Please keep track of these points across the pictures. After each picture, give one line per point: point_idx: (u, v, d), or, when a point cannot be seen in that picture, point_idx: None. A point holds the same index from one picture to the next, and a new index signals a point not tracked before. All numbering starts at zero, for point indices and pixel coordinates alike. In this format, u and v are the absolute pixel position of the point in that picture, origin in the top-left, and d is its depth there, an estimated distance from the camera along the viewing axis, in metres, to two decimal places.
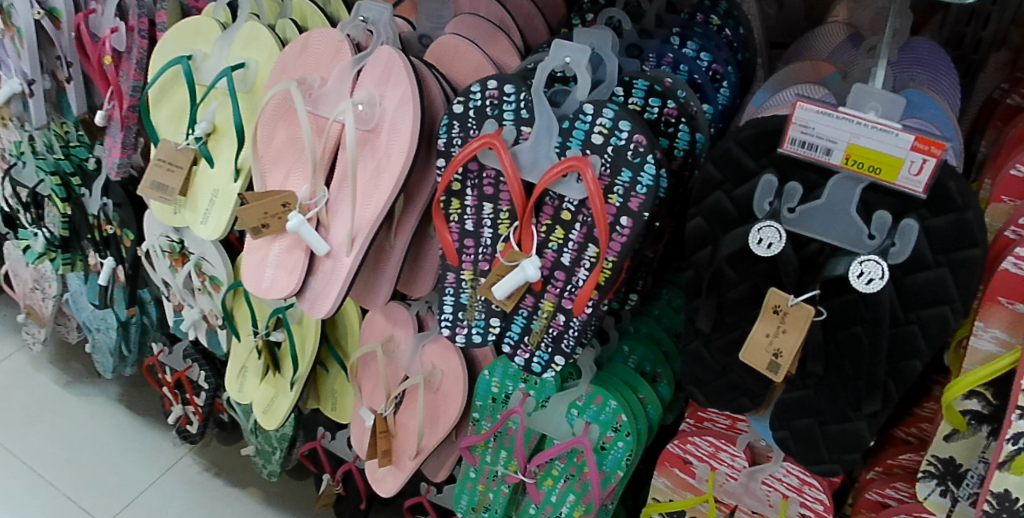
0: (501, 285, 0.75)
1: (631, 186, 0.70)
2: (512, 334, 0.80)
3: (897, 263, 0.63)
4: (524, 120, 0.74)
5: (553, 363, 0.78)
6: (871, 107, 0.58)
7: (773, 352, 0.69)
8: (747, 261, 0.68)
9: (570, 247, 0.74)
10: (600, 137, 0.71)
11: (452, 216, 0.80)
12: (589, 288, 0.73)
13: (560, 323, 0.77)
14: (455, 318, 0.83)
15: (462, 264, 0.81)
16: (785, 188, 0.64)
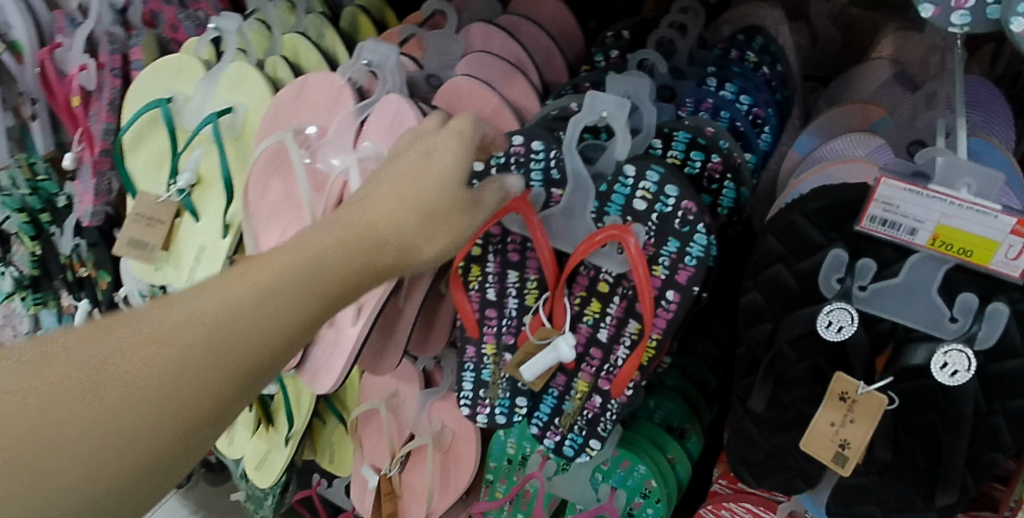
0: (531, 366, 0.67)
1: (679, 257, 0.62)
2: (540, 415, 0.74)
3: (982, 351, 0.55)
4: (555, 182, 0.67)
5: (587, 449, 0.72)
6: (963, 182, 0.51)
7: (839, 443, 0.62)
8: (810, 342, 0.61)
9: (608, 323, 0.67)
10: (643, 202, 0.63)
11: (473, 284, 0.72)
12: (631, 369, 0.65)
13: (596, 405, 0.70)
14: (474, 397, 0.76)
15: (483, 336, 0.73)
16: (858, 264, 0.57)
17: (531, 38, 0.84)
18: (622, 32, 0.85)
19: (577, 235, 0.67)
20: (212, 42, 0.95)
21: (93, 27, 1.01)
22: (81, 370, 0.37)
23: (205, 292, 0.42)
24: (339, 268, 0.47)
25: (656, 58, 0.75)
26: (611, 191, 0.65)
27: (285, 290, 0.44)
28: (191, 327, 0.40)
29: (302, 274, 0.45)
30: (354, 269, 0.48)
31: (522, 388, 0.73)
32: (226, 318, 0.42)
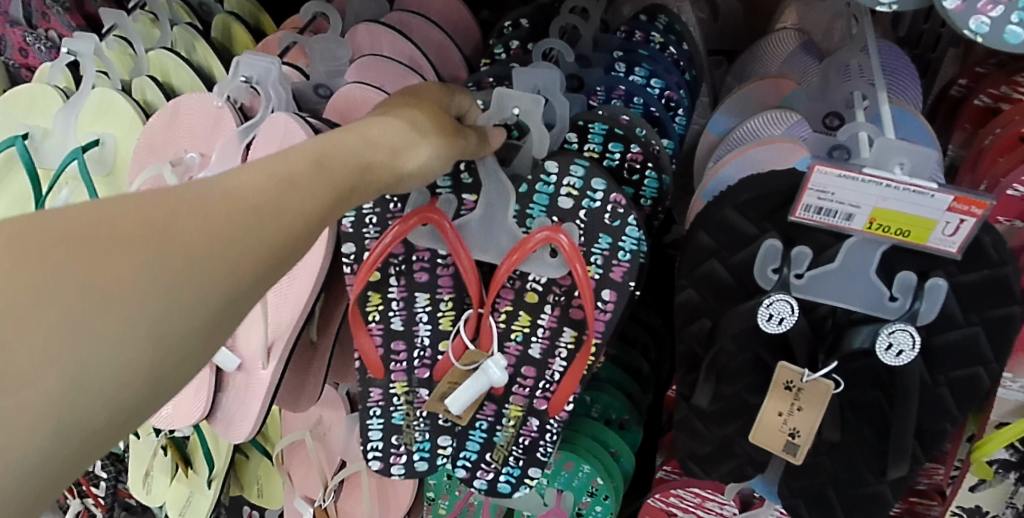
0: (456, 400, 0.62)
1: (613, 253, 0.59)
2: (468, 453, 0.69)
3: (926, 324, 0.55)
4: (466, 187, 0.61)
5: (524, 478, 0.67)
6: (897, 163, 0.50)
7: (788, 432, 0.60)
8: (751, 334, 0.59)
9: (540, 336, 0.63)
10: (569, 200, 0.59)
11: (373, 316, 0.65)
12: (572, 382, 0.62)
13: (533, 429, 0.66)
14: (386, 449, 0.69)
15: (389, 375, 0.67)
16: (793, 253, 0.55)
17: (423, 36, 0.78)
18: (520, 21, 0.79)
19: (497, 243, 0.61)
20: (66, 67, 0.84)
21: None
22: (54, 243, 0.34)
23: (197, 191, 0.41)
24: (320, 188, 0.46)
25: (562, 46, 0.69)
26: (532, 189, 0.60)
27: (268, 204, 0.43)
28: (182, 222, 0.38)
29: (282, 192, 0.44)
30: (335, 191, 0.47)
31: (445, 427, 0.68)
32: (210, 220, 0.40)
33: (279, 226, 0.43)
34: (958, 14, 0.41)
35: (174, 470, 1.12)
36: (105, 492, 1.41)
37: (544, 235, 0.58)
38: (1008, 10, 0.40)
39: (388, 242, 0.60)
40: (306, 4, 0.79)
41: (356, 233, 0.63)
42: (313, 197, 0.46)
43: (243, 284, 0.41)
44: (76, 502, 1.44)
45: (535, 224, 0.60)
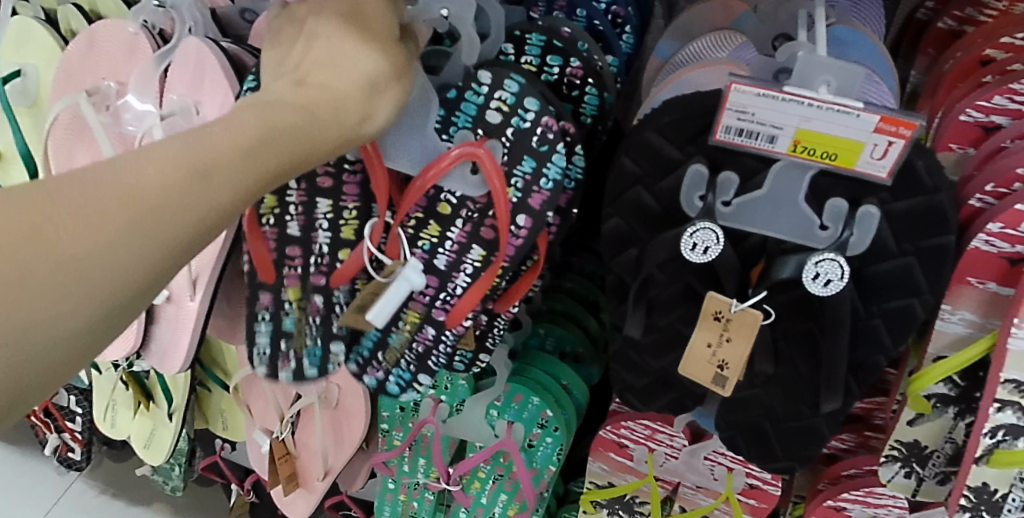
0: (379, 312, 0.59)
1: (533, 178, 0.58)
2: (361, 350, 0.69)
3: (856, 255, 0.53)
4: None
5: (416, 385, 0.68)
6: (822, 81, 0.48)
7: (717, 364, 0.59)
8: (678, 263, 0.57)
9: (448, 248, 0.62)
10: (497, 114, 0.57)
11: (268, 221, 0.65)
12: (472, 302, 0.61)
13: (428, 337, 0.65)
14: (271, 355, 0.70)
15: (281, 278, 0.67)
16: (719, 179, 0.53)
17: None
18: None
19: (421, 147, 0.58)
20: None
21: None
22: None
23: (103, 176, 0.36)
24: (256, 153, 0.40)
25: None
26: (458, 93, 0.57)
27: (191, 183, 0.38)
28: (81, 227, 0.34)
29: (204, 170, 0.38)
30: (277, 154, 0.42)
31: (338, 334, 0.68)
32: (114, 218, 0.35)
33: (202, 204, 0.38)
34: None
35: (136, 405, 1.13)
36: (82, 427, 1.43)
37: (467, 157, 0.55)
38: None
39: None
40: None
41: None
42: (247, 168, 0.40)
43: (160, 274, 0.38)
44: (54, 436, 1.46)
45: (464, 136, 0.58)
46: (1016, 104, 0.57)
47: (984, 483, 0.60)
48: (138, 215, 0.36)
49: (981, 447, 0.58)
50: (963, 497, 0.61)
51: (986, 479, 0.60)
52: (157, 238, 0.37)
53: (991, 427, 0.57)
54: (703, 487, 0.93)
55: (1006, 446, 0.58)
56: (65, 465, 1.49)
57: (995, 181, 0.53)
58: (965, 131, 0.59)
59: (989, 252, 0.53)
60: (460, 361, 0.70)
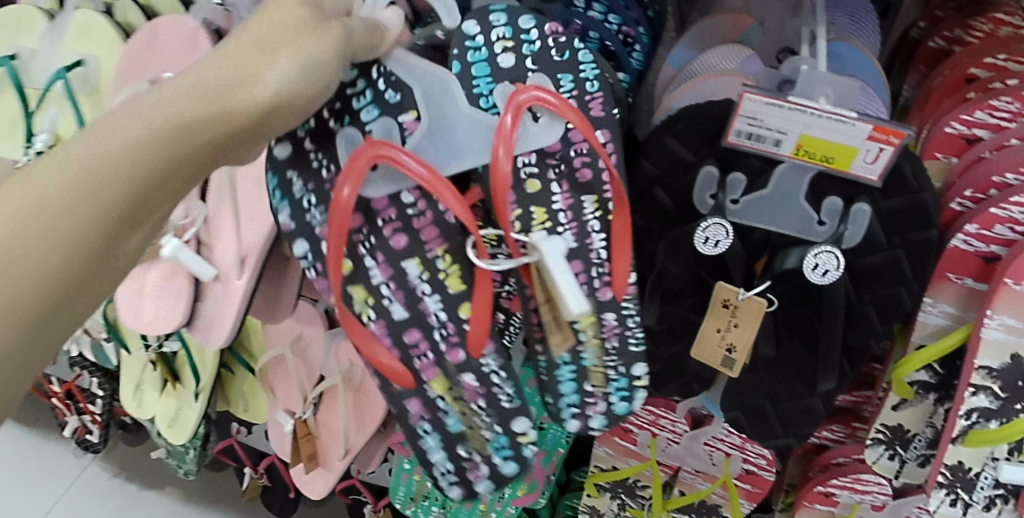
0: (573, 298, 0.60)
1: (581, 89, 0.62)
2: (568, 398, 0.67)
3: (851, 247, 0.59)
4: (403, 106, 0.60)
5: (592, 406, 0.67)
6: (822, 93, 0.54)
7: (726, 348, 0.65)
8: (690, 254, 0.63)
9: (566, 223, 0.64)
10: (508, 56, 0.61)
11: (367, 315, 0.64)
12: (623, 260, 0.63)
13: (612, 324, 0.65)
14: (461, 465, 0.68)
15: (421, 379, 0.66)
16: (729, 179, 0.59)
17: None
18: None
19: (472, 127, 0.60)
20: None
21: None
22: None
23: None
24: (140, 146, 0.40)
25: None
26: (460, 58, 0.60)
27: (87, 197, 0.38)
28: None
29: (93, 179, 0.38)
30: (166, 141, 0.41)
31: (513, 407, 0.67)
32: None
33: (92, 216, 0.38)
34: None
35: (163, 384, 1.19)
36: (102, 410, 1.48)
37: (522, 98, 0.57)
38: None
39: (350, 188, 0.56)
40: None
41: (300, 222, 0.62)
42: (133, 166, 0.40)
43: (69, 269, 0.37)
44: (74, 418, 1.51)
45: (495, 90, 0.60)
46: (995, 119, 0.63)
47: (959, 462, 0.67)
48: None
49: (957, 428, 0.64)
50: (940, 476, 0.67)
51: (961, 458, 0.66)
52: (35, 260, 0.36)
53: (966, 410, 0.63)
54: (702, 472, 0.99)
55: (978, 427, 0.64)
56: (83, 447, 1.54)
57: (973, 187, 0.59)
58: (950, 141, 0.65)
59: (968, 250, 0.59)
60: (618, 399, 0.67)
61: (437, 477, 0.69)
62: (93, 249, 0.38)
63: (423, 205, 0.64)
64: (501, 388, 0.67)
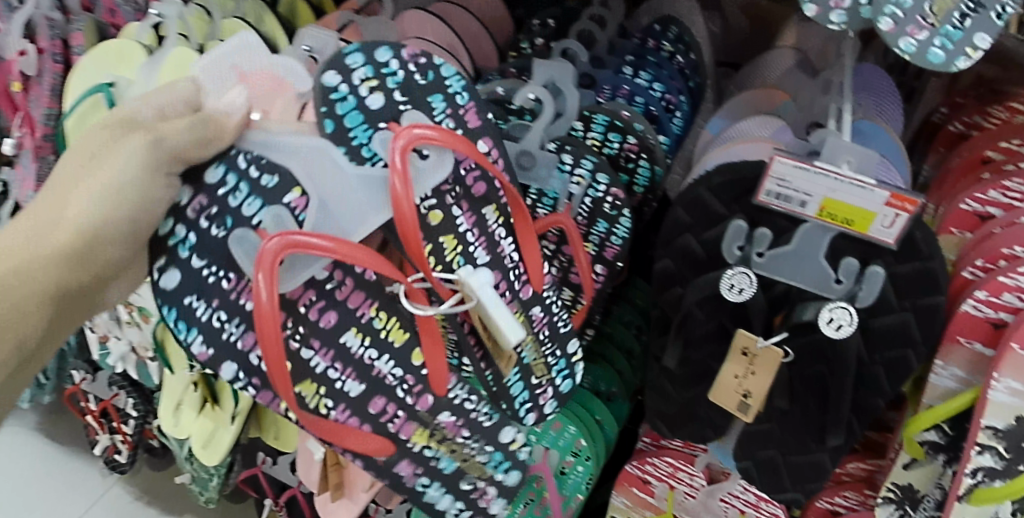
0: (508, 329, 0.63)
1: (453, 106, 0.65)
2: (521, 396, 0.74)
3: (863, 307, 0.63)
4: (280, 186, 0.57)
5: (541, 396, 0.76)
6: (845, 160, 0.60)
7: (742, 393, 0.69)
8: (717, 303, 0.68)
9: (477, 240, 0.68)
10: (377, 97, 0.61)
11: (327, 409, 0.63)
12: (535, 255, 0.71)
13: (540, 316, 0.73)
14: (470, 498, 0.74)
15: (399, 445, 0.67)
16: (755, 233, 0.64)
17: (462, 24, 0.92)
18: (548, 20, 0.94)
19: (365, 185, 0.59)
20: (153, 29, 0.93)
21: (28, 12, 0.94)
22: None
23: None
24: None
25: (577, 46, 0.85)
26: (329, 115, 0.59)
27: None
28: None
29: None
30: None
31: (493, 424, 0.71)
32: None
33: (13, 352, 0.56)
34: (818, 16, 0.55)
35: (202, 404, 1.24)
36: (133, 429, 1.52)
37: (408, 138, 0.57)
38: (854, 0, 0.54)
39: (267, 274, 0.52)
40: None
41: (221, 344, 0.60)
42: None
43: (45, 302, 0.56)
44: (105, 437, 1.56)
45: (374, 136, 0.60)
46: (1007, 198, 0.68)
47: None
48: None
49: (963, 486, 0.66)
50: None
51: None
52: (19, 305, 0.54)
53: (972, 468, 0.65)
54: None
55: (984, 485, 0.66)
56: (109, 466, 1.58)
57: (985, 257, 0.64)
58: (964, 217, 0.70)
59: (976, 315, 0.63)
60: (562, 377, 0.77)
61: (453, 516, 0.75)
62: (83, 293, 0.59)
63: (340, 276, 0.61)
64: (476, 411, 0.69)
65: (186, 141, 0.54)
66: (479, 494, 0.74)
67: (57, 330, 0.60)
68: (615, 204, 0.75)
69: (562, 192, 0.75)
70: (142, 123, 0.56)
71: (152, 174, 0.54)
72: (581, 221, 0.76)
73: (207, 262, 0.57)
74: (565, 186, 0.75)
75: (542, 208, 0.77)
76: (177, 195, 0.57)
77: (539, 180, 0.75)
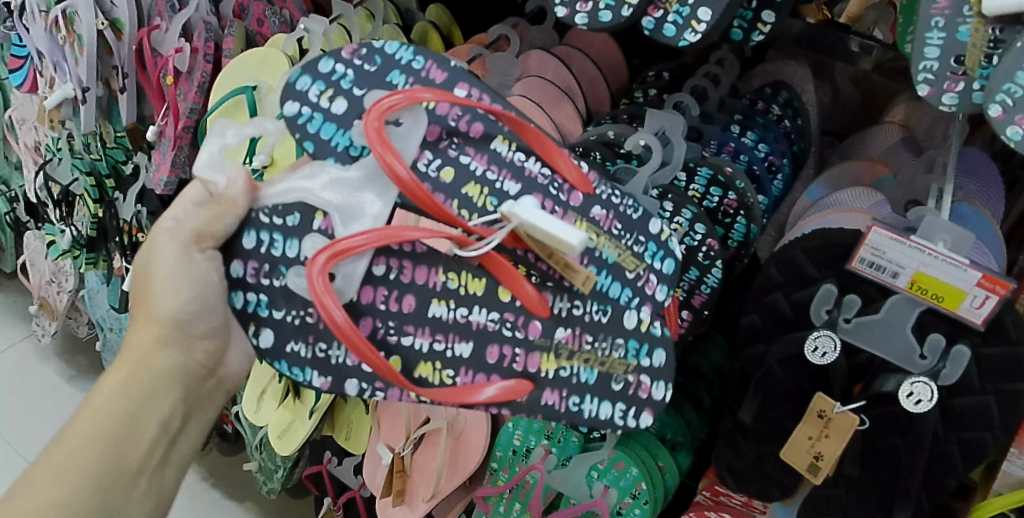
0: (570, 235, 0.52)
1: (412, 72, 0.59)
2: (624, 298, 0.63)
3: (946, 385, 0.63)
4: (298, 228, 0.56)
5: (648, 288, 0.64)
6: (941, 239, 0.62)
7: (813, 455, 0.70)
8: (798, 362, 0.69)
9: (496, 175, 0.60)
10: (338, 102, 0.57)
11: (449, 377, 0.60)
12: (563, 156, 0.60)
13: (598, 213, 0.62)
14: (628, 396, 0.63)
15: (529, 370, 0.60)
16: (845, 299, 0.66)
17: (580, 66, 0.99)
18: (662, 74, 0.99)
19: (378, 189, 0.56)
20: (298, 41, 1.05)
21: (191, 15, 1.14)
22: (104, 426, 0.60)
23: (113, 375, 0.62)
24: (100, 435, 0.60)
25: (690, 101, 0.89)
26: (304, 138, 0.57)
27: (112, 449, 0.60)
28: (97, 397, 0.61)
29: (58, 464, 0.58)
30: (123, 421, 0.61)
31: (610, 318, 0.62)
32: (89, 420, 0.60)
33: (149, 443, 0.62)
34: (931, 96, 0.58)
35: (284, 395, 1.32)
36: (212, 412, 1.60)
37: (373, 116, 0.53)
38: (968, 85, 0.57)
39: (319, 284, 0.51)
40: (495, 27, 1.03)
41: (334, 370, 0.58)
42: (101, 453, 0.59)
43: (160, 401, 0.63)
44: None
45: (352, 135, 0.56)
46: None
47: None
48: (110, 398, 0.61)
49: None
50: None
51: None
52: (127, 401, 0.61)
53: None
54: None
55: None
56: None
57: None
58: None
59: None
60: (659, 262, 0.64)
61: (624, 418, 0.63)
62: (191, 393, 0.65)
63: (396, 263, 0.58)
64: (587, 313, 0.62)
65: (204, 219, 0.57)
66: (634, 385, 0.63)
67: (195, 407, 0.66)
68: (709, 254, 0.79)
69: None
70: (165, 229, 0.61)
71: (186, 258, 0.58)
72: None
73: (286, 309, 0.57)
74: None
75: None
76: (233, 270, 0.57)
77: None
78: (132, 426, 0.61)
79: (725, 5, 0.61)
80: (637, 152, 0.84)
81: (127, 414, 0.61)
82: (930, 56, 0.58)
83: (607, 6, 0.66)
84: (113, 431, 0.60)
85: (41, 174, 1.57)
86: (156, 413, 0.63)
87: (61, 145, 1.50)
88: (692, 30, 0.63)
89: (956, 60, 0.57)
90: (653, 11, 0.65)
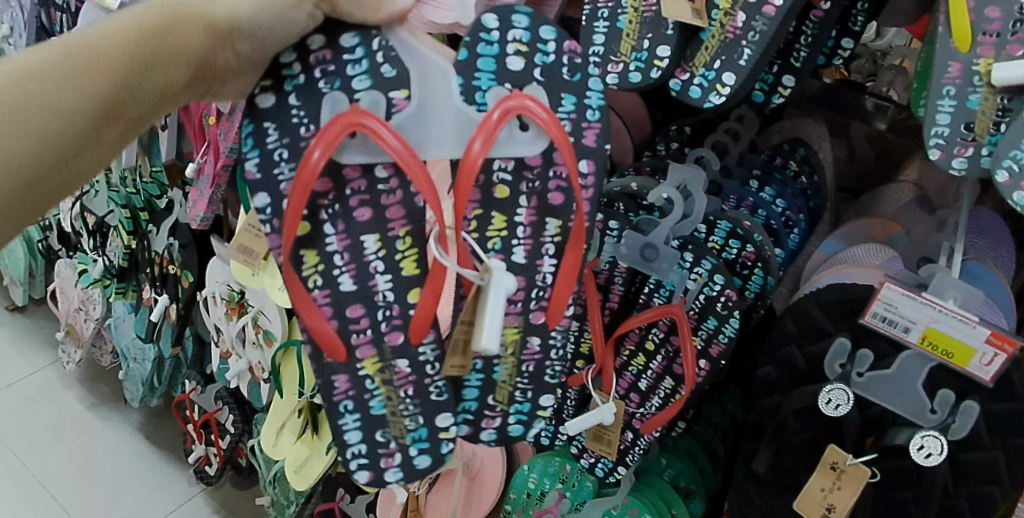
0: (490, 325, 0.56)
1: (579, 114, 0.63)
2: (467, 403, 0.68)
3: (956, 440, 0.65)
4: (394, 83, 0.58)
5: (488, 422, 0.69)
6: (950, 295, 0.64)
7: (825, 507, 0.70)
8: (812, 413, 0.71)
9: (525, 236, 0.65)
10: (519, 59, 0.60)
11: (314, 281, 0.61)
12: (566, 290, 0.65)
13: (532, 349, 0.68)
14: (376, 451, 0.65)
15: (354, 360, 0.64)
16: (858, 353, 0.68)
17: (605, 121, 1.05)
18: (684, 128, 1.03)
19: (457, 129, 0.60)
20: None
21: None
22: (76, 76, 0.51)
23: (119, 28, 0.52)
24: (91, 89, 0.51)
25: (711, 155, 0.94)
26: (468, 46, 0.60)
27: (78, 110, 0.51)
28: (93, 47, 0.51)
29: (36, 75, 0.49)
30: (123, 82, 0.52)
31: (441, 401, 0.66)
32: (73, 67, 0.50)
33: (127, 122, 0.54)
34: (941, 161, 0.60)
35: (302, 431, 1.35)
36: (228, 445, 1.62)
37: (512, 103, 0.59)
38: (977, 150, 0.59)
39: (316, 158, 0.55)
40: None
41: (267, 175, 0.58)
42: (84, 104, 0.51)
43: (155, 92, 0.54)
44: (200, 448, 1.66)
45: (495, 90, 0.60)
46: None
47: None
48: (102, 61, 0.51)
49: None
50: None
51: None
52: (118, 81, 0.52)
53: None
54: None
55: None
56: (199, 476, 1.68)
57: None
58: None
59: None
60: (515, 421, 0.69)
61: (347, 456, 0.65)
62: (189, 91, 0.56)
63: (394, 185, 0.62)
64: (431, 382, 0.66)
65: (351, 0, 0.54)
66: (394, 453, 0.65)
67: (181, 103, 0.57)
68: (727, 304, 0.81)
69: (679, 286, 0.83)
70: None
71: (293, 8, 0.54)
72: (692, 316, 0.83)
73: (302, 108, 0.57)
74: (683, 281, 0.83)
75: (660, 298, 0.85)
76: (308, 39, 0.56)
77: (660, 272, 0.84)
78: (129, 84, 0.53)
79: (748, 70, 0.65)
80: (659, 205, 0.88)
81: (127, 74, 0.52)
82: (940, 123, 0.60)
83: (637, 68, 0.70)
84: (97, 91, 0.51)
85: (79, 205, 1.63)
86: (155, 89, 0.54)
87: (99, 178, 1.57)
88: (717, 92, 0.66)
89: (966, 127, 0.59)
90: (680, 74, 0.69)
